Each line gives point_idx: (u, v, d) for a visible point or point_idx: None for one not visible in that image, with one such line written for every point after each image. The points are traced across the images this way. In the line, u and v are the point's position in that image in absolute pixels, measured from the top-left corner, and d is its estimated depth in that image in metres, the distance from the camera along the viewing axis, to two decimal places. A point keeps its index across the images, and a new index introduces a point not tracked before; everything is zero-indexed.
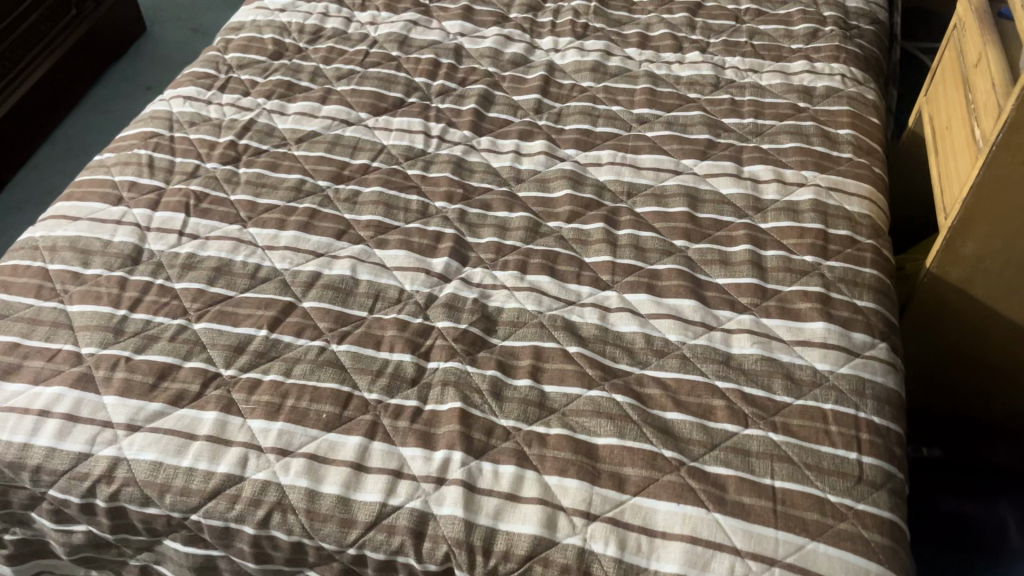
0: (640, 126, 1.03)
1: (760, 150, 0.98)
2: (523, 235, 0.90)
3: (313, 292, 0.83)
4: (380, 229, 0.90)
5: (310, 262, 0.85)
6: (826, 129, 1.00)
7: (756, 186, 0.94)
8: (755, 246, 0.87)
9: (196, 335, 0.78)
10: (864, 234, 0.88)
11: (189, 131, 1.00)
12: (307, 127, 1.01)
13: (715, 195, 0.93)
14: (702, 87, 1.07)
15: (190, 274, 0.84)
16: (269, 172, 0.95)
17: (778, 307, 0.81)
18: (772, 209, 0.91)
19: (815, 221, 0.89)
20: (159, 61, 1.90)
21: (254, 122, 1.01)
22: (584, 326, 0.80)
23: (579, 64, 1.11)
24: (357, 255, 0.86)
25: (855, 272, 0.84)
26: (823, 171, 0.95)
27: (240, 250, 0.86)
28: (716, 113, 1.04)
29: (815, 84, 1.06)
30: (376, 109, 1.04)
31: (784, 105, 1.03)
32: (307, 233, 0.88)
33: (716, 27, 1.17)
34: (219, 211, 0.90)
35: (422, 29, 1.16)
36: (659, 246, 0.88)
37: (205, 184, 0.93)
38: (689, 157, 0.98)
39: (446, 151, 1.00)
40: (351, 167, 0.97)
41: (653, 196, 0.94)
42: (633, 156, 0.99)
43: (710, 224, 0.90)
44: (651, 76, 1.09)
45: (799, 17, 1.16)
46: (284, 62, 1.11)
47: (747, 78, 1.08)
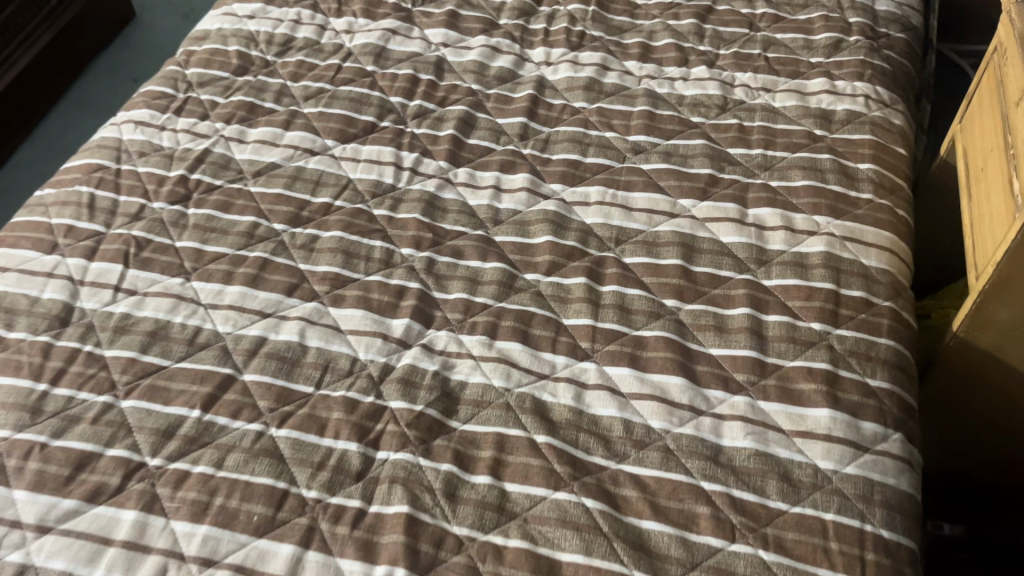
0: (635, 157, 0.92)
1: (768, 188, 0.87)
2: (496, 290, 0.80)
3: (256, 363, 0.74)
4: (336, 283, 0.81)
5: (256, 325, 0.77)
6: (844, 163, 0.89)
7: (761, 233, 0.83)
8: (755, 309, 0.77)
9: (122, 415, 0.70)
10: (881, 295, 0.78)
11: (138, 163, 0.91)
12: (266, 159, 0.92)
13: (714, 244, 0.83)
14: (707, 110, 0.96)
15: (123, 339, 0.75)
16: (220, 213, 0.86)
17: (778, 387, 0.71)
18: (777, 263, 0.80)
19: (825, 279, 0.78)
20: (148, 52, 1.81)
21: (209, 152, 0.92)
22: (556, 407, 0.71)
23: (572, 81, 1.01)
24: (308, 316, 0.78)
25: (868, 344, 0.74)
26: (838, 215, 0.84)
27: (180, 309, 0.78)
28: (721, 141, 0.93)
29: (834, 107, 0.94)
30: (344, 136, 0.95)
31: (797, 133, 0.92)
32: (255, 288, 0.80)
33: (727, 36, 1.05)
34: (161, 261, 0.82)
35: (402, 39, 1.06)
36: (647, 306, 0.78)
37: (149, 228, 0.84)
38: (687, 197, 0.87)
39: (418, 186, 0.90)
40: (311, 207, 0.87)
41: (644, 244, 0.84)
42: (625, 194, 0.88)
43: (706, 280, 0.80)
44: (651, 96, 0.98)
45: (820, 24, 1.04)
46: (248, 79, 1.01)
47: (758, 100, 0.97)
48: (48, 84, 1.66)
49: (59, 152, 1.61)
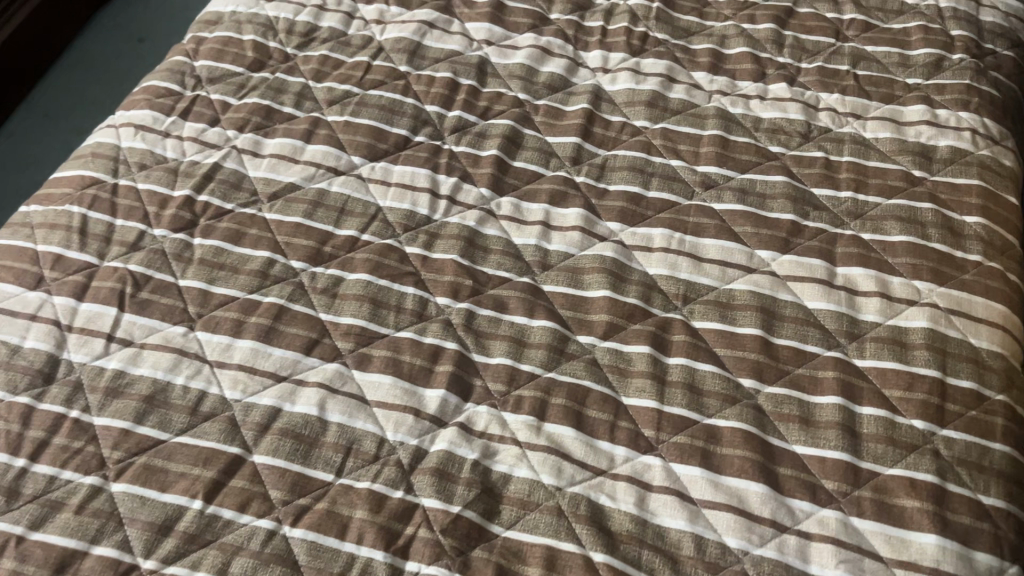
0: (705, 193, 0.81)
1: (860, 242, 0.76)
2: (545, 356, 0.70)
3: (267, 441, 0.64)
4: (362, 339, 0.70)
5: (269, 391, 0.67)
6: (947, 215, 0.77)
7: (852, 300, 0.72)
8: (847, 398, 0.66)
9: (111, 503, 0.60)
10: (993, 386, 0.67)
11: (138, 178, 0.80)
12: (284, 178, 0.80)
13: (798, 311, 0.72)
14: (788, 137, 0.84)
15: (115, 404, 0.65)
16: (230, 245, 0.75)
17: (875, 501, 0.61)
18: (872, 340, 0.70)
19: (928, 365, 0.67)
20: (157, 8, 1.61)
21: (219, 168, 0.81)
22: (615, 514, 0.61)
23: (632, 94, 0.88)
24: (328, 382, 0.67)
25: (980, 450, 0.64)
26: (943, 281, 0.73)
27: (182, 368, 0.67)
28: (804, 179, 0.81)
29: (936, 142, 0.82)
30: (372, 152, 0.83)
31: (894, 173, 0.80)
32: (268, 343, 0.69)
33: (811, 46, 0.92)
34: (162, 304, 0.71)
35: (440, 34, 0.93)
36: (720, 388, 0.67)
37: (148, 261, 0.74)
38: (765, 247, 0.76)
39: (456, 218, 0.79)
40: (334, 240, 0.76)
41: (716, 305, 0.73)
42: (694, 240, 0.77)
43: (789, 356, 0.69)
44: (723, 117, 0.86)
45: (918, 37, 0.91)
46: (264, 76, 0.89)
47: (847, 128, 0.84)
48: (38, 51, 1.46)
49: (56, 127, 1.40)
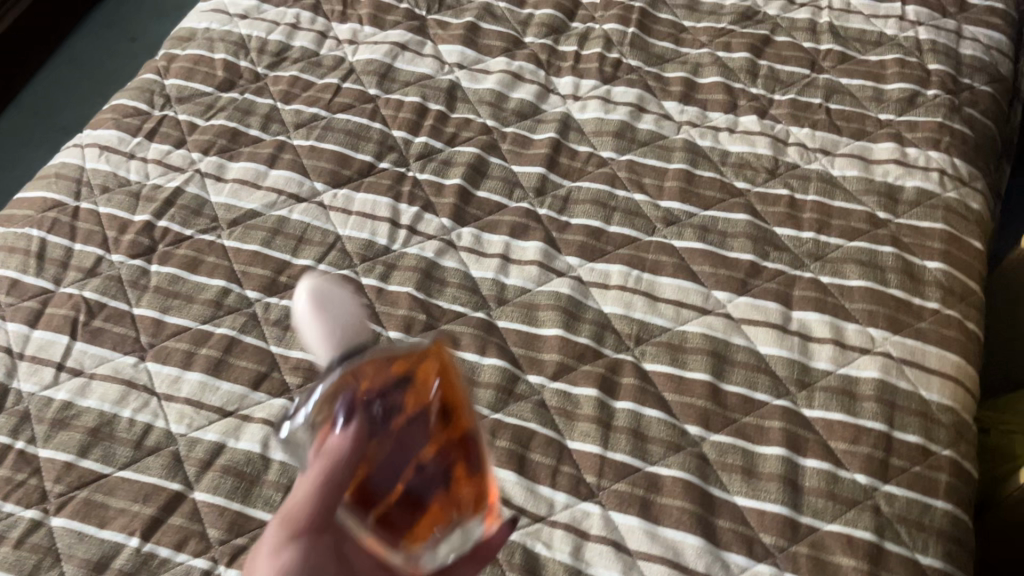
0: (666, 229, 0.80)
1: (818, 285, 0.75)
2: (493, 396, 0.69)
3: (208, 478, 0.64)
4: (310, 374, 0.70)
5: (214, 426, 0.67)
6: (908, 259, 0.76)
7: (805, 346, 0.72)
8: (791, 449, 0.66)
9: (51, 538, 0.61)
10: (940, 441, 0.67)
11: (100, 201, 0.80)
12: (245, 204, 0.80)
13: (750, 356, 0.71)
14: (754, 173, 0.83)
15: (61, 436, 0.66)
16: (186, 273, 0.75)
17: (811, 557, 0.61)
18: (822, 389, 0.69)
19: (876, 418, 0.67)
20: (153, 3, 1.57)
21: (180, 192, 0.81)
22: (550, 563, 0.61)
23: (601, 123, 0.88)
24: (274, 418, 0.68)
25: (921, 507, 0.63)
26: (898, 329, 0.72)
27: (129, 400, 0.68)
28: (767, 217, 0.80)
29: (902, 183, 0.81)
30: (335, 179, 0.83)
31: (858, 214, 0.79)
32: (216, 376, 0.69)
33: (785, 76, 0.91)
34: (114, 333, 0.71)
35: (411, 56, 0.93)
36: (665, 435, 0.67)
37: (103, 288, 0.74)
38: (722, 288, 0.75)
39: (415, 249, 0.79)
40: (290, 270, 0.76)
41: (668, 347, 0.72)
42: (651, 278, 0.76)
43: (737, 404, 0.69)
44: (690, 149, 0.85)
45: (894, 70, 0.90)
46: (232, 96, 0.89)
47: (815, 164, 0.83)
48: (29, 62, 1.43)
49: (56, 139, 1.37)
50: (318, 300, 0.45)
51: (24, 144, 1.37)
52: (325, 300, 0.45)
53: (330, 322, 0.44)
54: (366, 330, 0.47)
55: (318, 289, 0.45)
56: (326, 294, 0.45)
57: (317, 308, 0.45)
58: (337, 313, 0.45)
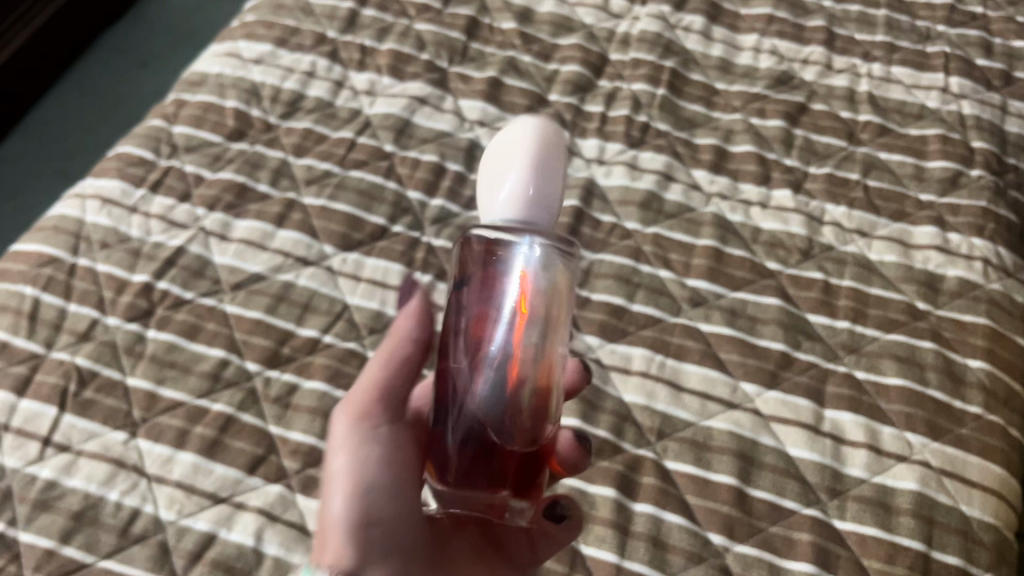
0: (692, 310, 0.75)
1: (853, 383, 0.71)
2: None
3: (197, 573, 0.61)
4: (310, 458, 0.66)
5: (206, 514, 0.63)
6: (949, 357, 0.72)
7: (838, 450, 0.67)
8: (821, 567, 0.62)
9: None
10: (980, 563, 0.62)
11: (98, 258, 0.76)
12: (250, 267, 0.77)
13: (778, 459, 0.67)
14: (787, 253, 0.79)
15: (43, 519, 0.62)
16: (184, 340, 0.72)
17: None
18: (855, 499, 0.65)
19: (912, 535, 0.63)
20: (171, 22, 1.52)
21: (183, 251, 0.77)
22: None
23: (626, 192, 0.83)
24: (269, 507, 0.64)
25: None
26: (938, 435, 0.67)
27: (117, 481, 0.64)
28: (799, 302, 0.76)
29: (943, 271, 0.77)
30: (346, 242, 0.79)
31: (896, 304, 0.75)
32: (210, 458, 0.65)
33: (821, 148, 0.87)
34: (104, 406, 0.67)
35: (431, 111, 0.89)
36: (686, 543, 0.63)
37: (96, 355, 0.70)
38: (751, 380, 0.71)
39: None
40: (294, 341, 0.72)
41: (691, 444, 0.68)
42: (676, 365, 0.72)
43: (764, 512, 0.65)
44: (720, 225, 0.81)
45: (936, 147, 0.86)
46: (243, 148, 0.85)
47: (850, 247, 0.79)
48: (30, 83, 1.36)
49: (64, 167, 1.33)
50: (490, 158, 0.52)
51: (30, 169, 1.32)
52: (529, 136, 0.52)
53: (490, 182, 0.51)
54: (517, 201, 0.50)
55: (502, 144, 0.52)
56: (502, 151, 0.52)
57: (489, 167, 0.52)
58: (505, 161, 0.51)
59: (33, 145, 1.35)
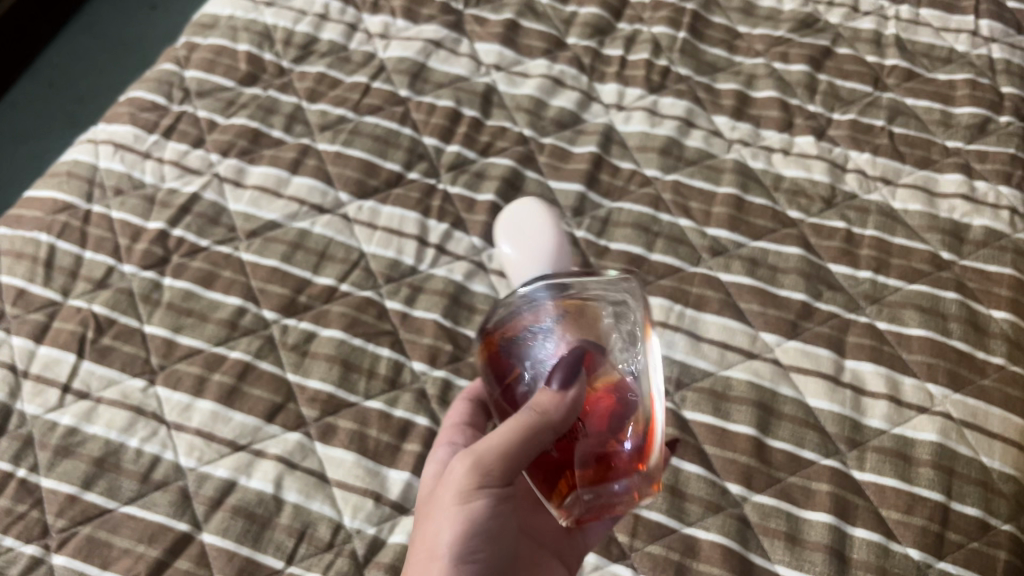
0: (712, 260, 0.75)
1: (874, 332, 0.70)
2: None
3: (218, 519, 0.61)
4: (328, 406, 0.66)
5: (225, 461, 0.63)
6: (972, 308, 0.71)
7: (858, 400, 0.67)
8: (840, 517, 0.62)
9: None
10: (1000, 514, 0.62)
11: (113, 205, 0.75)
12: (264, 214, 0.76)
13: (798, 410, 0.66)
14: (808, 201, 0.78)
15: (65, 465, 0.62)
16: (200, 288, 0.71)
17: None
18: (874, 450, 0.64)
19: (932, 486, 0.62)
20: None
21: (197, 198, 0.76)
22: None
23: (646, 139, 0.82)
24: (288, 454, 0.64)
25: None
26: (959, 386, 0.67)
27: (137, 429, 0.64)
28: (821, 252, 0.75)
29: (968, 220, 0.76)
30: (362, 189, 0.78)
31: (919, 254, 0.74)
32: (228, 406, 0.65)
33: (845, 93, 0.85)
34: (122, 353, 0.67)
35: (446, 55, 0.87)
36: (704, 493, 0.63)
37: (112, 302, 0.70)
38: (771, 330, 0.70)
39: (443, 270, 0.74)
40: (310, 289, 0.72)
41: (710, 394, 0.67)
42: (695, 315, 0.71)
43: (783, 462, 0.64)
44: (741, 172, 0.80)
45: (964, 91, 0.84)
46: (255, 93, 0.84)
47: (874, 195, 0.78)
48: (36, 26, 1.34)
49: (73, 111, 1.31)
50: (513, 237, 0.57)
51: (40, 112, 1.31)
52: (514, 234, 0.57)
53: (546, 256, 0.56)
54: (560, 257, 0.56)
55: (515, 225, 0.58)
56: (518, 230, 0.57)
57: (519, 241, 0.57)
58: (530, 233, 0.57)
59: (42, 91, 1.33)
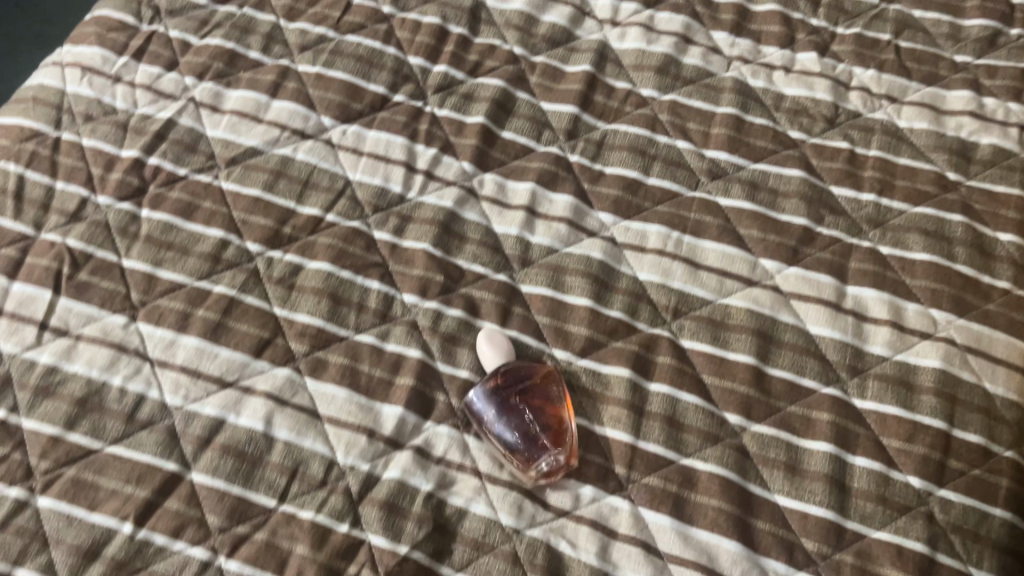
0: (711, 183, 0.72)
1: (877, 258, 0.68)
2: (474, 356, 0.64)
3: (207, 458, 0.59)
4: (317, 341, 0.64)
5: (213, 399, 0.61)
6: (979, 231, 0.69)
7: (860, 327, 0.65)
8: (840, 446, 0.61)
9: (37, 520, 0.57)
10: (1002, 441, 0.61)
11: (84, 132, 0.72)
12: (243, 140, 0.73)
13: (798, 338, 0.65)
14: (811, 121, 0.75)
15: (46, 405, 0.60)
16: (179, 220, 0.68)
17: (857, 567, 0.56)
18: (876, 379, 0.63)
19: (933, 414, 0.61)
20: None
21: (172, 125, 0.73)
22: (574, 564, 0.57)
23: (642, 56, 0.79)
24: (277, 391, 0.62)
25: (978, 517, 0.58)
26: (963, 311, 0.66)
27: (120, 367, 0.62)
28: (823, 174, 0.72)
29: (976, 139, 0.73)
30: (345, 113, 0.75)
31: (925, 175, 0.71)
32: (213, 342, 0.63)
33: (850, 7, 0.82)
34: (100, 289, 0.65)
35: None
36: (702, 424, 0.62)
37: (88, 235, 0.67)
38: (771, 256, 0.68)
39: (433, 197, 0.71)
40: (295, 220, 0.69)
41: (708, 323, 0.66)
42: (693, 242, 0.69)
43: (783, 392, 0.63)
44: (741, 90, 0.77)
45: (974, 5, 0.81)
46: (231, 12, 0.80)
47: (879, 114, 0.75)
48: None
49: (41, 32, 1.25)
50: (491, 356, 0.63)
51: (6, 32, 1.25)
52: (497, 341, 0.63)
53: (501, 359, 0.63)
54: None
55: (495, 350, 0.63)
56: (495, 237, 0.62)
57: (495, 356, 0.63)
58: None
59: (10, 11, 1.27)
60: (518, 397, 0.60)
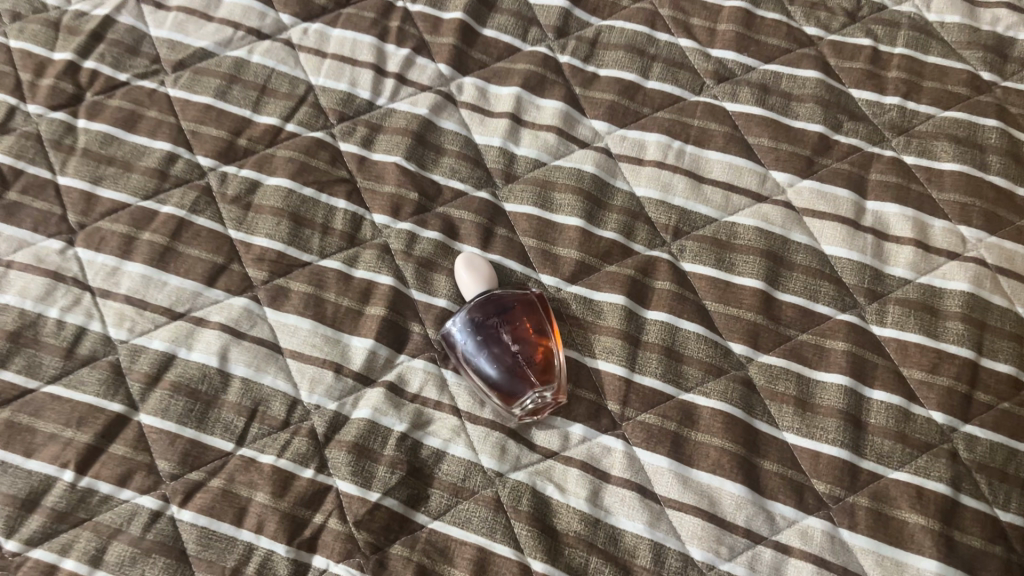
0: (717, 86, 0.65)
1: (901, 168, 0.61)
2: (452, 282, 0.58)
3: (156, 398, 0.53)
4: (277, 267, 0.58)
5: (162, 332, 0.55)
6: (1015, 137, 0.62)
7: (880, 247, 0.59)
8: (857, 378, 0.55)
9: None
10: None
11: (10, 34, 0.64)
12: (192, 41, 0.65)
13: (812, 259, 0.59)
14: (829, 16, 0.67)
15: None
16: (120, 132, 0.61)
17: (873, 511, 0.51)
18: (897, 303, 0.57)
19: (960, 342, 0.56)
20: None
21: (111, 24, 0.65)
22: (563, 510, 0.52)
23: None
24: (233, 323, 0.56)
25: (1007, 454, 0.53)
26: (996, 228, 0.59)
27: (56, 297, 0.56)
28: (842, 75, 0.65)
29: (1014, 34, 0.67)
30: (307, 11, 0.67)
31: (956, 75, 0.64)
32: (161, 269, 0.57)
33: None
34: (33, 210, 0.58)
35: None
36: (704, 355, 0.56)
37: (17, 149, 0.60)
38: (783, 168, 0.61)
39: (406, 104, 0.64)
40: (251, 130, 0.62)
41: (713, 244, 0.59)
42: (696, 152, 0.62)
43: (794, 319, 0.57)
44: None
45: None
46: None
47: (907, 7, 0.68)
48: None
49: None
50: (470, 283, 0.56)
51: None
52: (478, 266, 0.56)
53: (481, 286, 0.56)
54: None
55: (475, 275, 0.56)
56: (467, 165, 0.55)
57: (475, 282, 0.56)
58: None
59: None
60: (496, 328, 0.53)
